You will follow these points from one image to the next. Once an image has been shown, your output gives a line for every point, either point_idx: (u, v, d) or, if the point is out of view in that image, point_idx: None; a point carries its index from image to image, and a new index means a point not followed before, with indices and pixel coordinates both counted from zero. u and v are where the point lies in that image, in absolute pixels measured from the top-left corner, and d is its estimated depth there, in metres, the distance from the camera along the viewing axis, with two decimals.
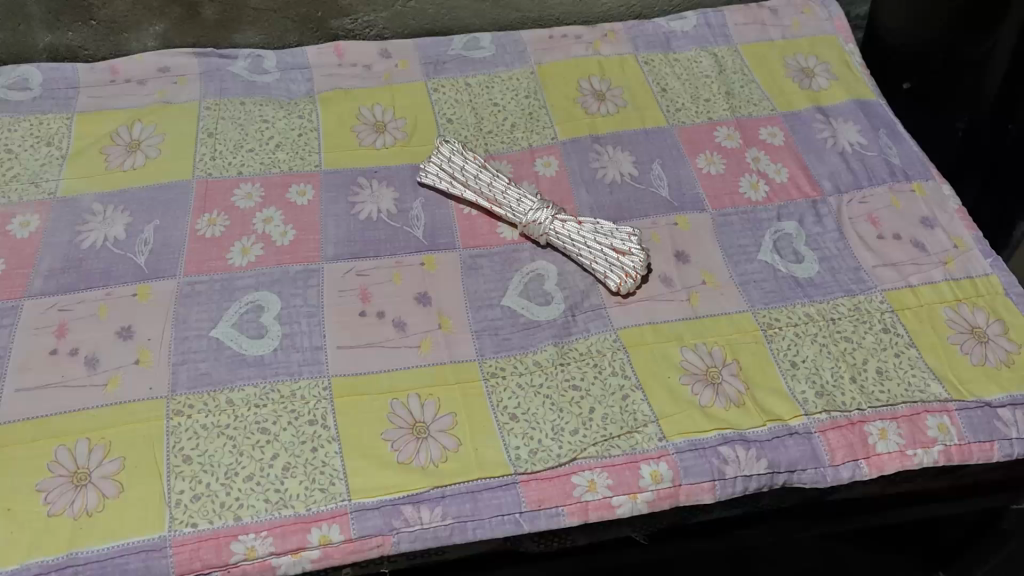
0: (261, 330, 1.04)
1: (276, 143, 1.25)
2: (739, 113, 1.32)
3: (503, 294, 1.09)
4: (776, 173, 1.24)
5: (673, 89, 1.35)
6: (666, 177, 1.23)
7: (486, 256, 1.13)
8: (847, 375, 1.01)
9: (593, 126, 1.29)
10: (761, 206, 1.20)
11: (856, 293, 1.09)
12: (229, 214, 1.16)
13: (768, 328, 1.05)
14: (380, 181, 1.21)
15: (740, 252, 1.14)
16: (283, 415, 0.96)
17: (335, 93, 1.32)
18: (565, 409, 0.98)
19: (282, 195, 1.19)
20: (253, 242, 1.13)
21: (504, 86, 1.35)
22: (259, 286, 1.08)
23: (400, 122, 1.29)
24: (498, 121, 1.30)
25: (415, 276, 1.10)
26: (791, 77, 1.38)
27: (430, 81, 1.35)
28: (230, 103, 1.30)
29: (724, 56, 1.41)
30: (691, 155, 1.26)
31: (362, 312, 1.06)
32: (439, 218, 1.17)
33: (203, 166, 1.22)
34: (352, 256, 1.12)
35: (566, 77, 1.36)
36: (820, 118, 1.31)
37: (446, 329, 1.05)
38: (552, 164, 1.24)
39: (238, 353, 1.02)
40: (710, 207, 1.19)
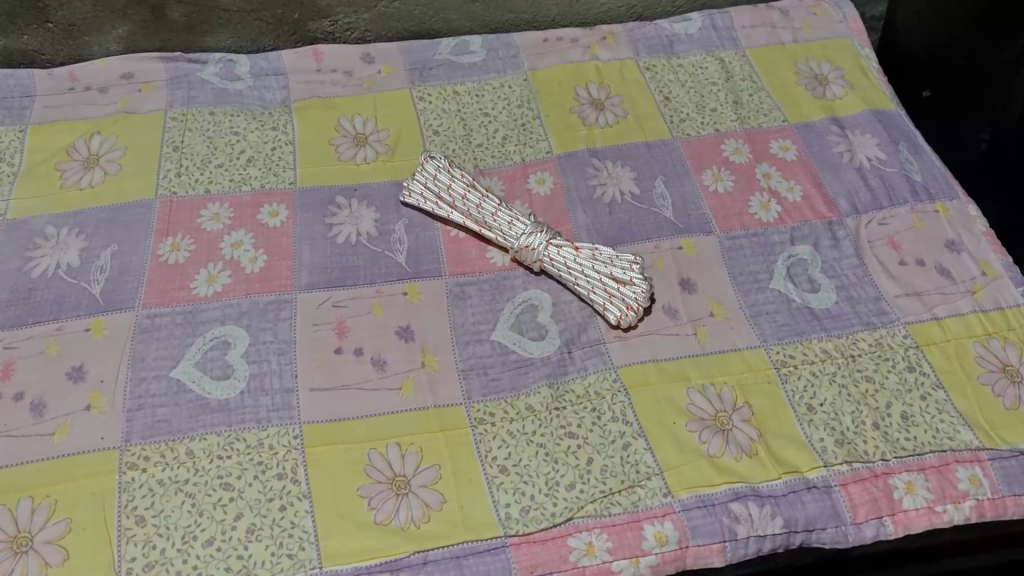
0: (227, 370, 0.95)
1: (248, 157, 1.16)
2: (748, 124, 1.22)
3: (493, 328, 1.00)
4: (788, 192, 1.14)
5: (677, 98, 1.26)
6: (669, 195, 1.13)
7: (474, 284, 1.04)
8: (869, 421, 0.92)
9: (591, 139, 1.20)
10: (772, 228, 1.10)
11: (878, 326, 1.00)
12: (195, 237, 1.07)
13: (782, 366, 0.97)
14: (361, 200, 1.12)
15: (750, 279, 1.05)
16: (249, 468, 0.87)
17: (312, 102, 1.23)
18: (560, 461, 0.89)
19: (253, 216, 1.09)
20: (221, 269, 1.04)
21: (495, 94, 1.25)
22: (225, 319, 0.99)
23: (382, 134, 1.19)
24: (489, 132, 1.21)
25: (396, 307, 1.01)
26: (803, 85, 1.28)
27: (416, 89, 1.25)
28: (198, 114, 1.20)
29: (732, 61, 1.31)
30: (697, 171, 1.16)
31: (338, 349, 0.97)
32: (424, 241, 1.08)
33: (167, 184, 1.12)
34: (327, 285, 1.03)
35: (562, 85, 1.26)
36: (835, 130, 1.21)
37: (429, 368, 0.96)
38: (547, 180, 1.15)
39: (201, 396, 0.93)
40: (717, 229, 1.10)
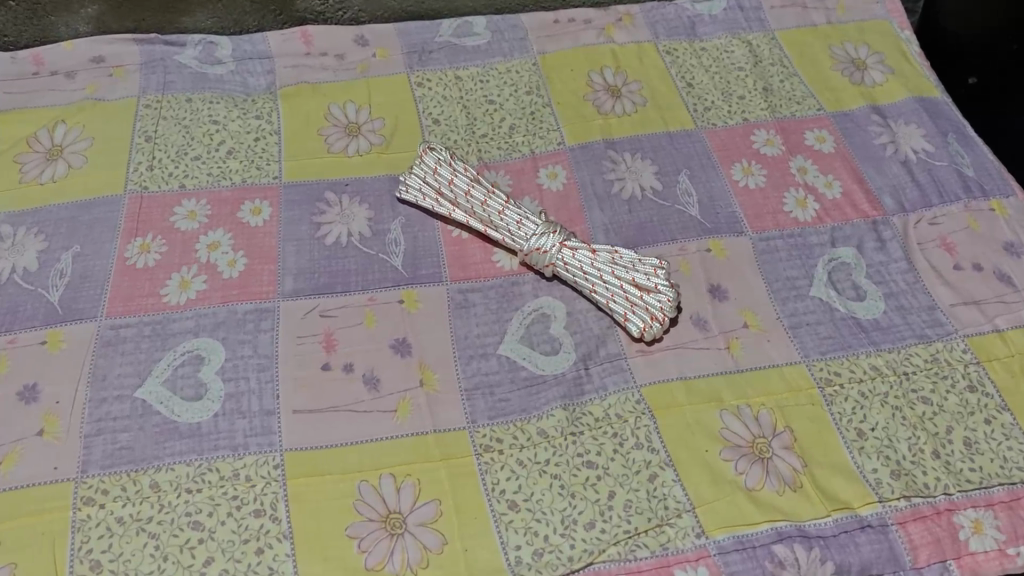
0: (199, 390, 0.84)
1: (228, 149, 1.04)
2: (780, 113, 1.11)
3: (499, 340, 0.89)
4: (827, 187, 1.03)
5: (700, 84, 1.14)
6: (694, 191, 1.02)
7: (478, 291, 0.93)
8: (929, 449, 0.82)
9: (607, 128, 1.09)
10: (810, 227, 0.99)
11: (932, 339, 0.90)
12: (167, 238, 0.96)
13: (827, 386, 0.86)
14: (353, 197, 1.01)
15: (787, 286, 0.94)
16: (221, 503, 0.76)
17: (300, 88, 1.11)
18: (578, 496, 0.78)
19: (232, 213, 0.98)
20: (195, 274, 0.93)
21: (500, 80, 1.14)
22: (199, 330, 0.88)
23: (377, 124, 1.08)
24: (495, 122, 1.09)
25: (391, 317, 0.90)
26: (839, 71, 1.17)
27: (414, 74, 1.14)
28: (173, 101, 1.09)
29: (760, 45, 1.20)
30: (725, 164, 1.05)
31: (325, 365, 0.86)
32: (422, 243, 0.97)
33: (137, 178, 1.01)
34: (314, 291, 0.92)
35: (573, 70, 1.15)
36: (876, 120, 1.10)
37: (428, 387, 0.85)
38: (559, 175, 1.04)
39: (168, 419, 0.82)
40: (749, 230, 0.99)
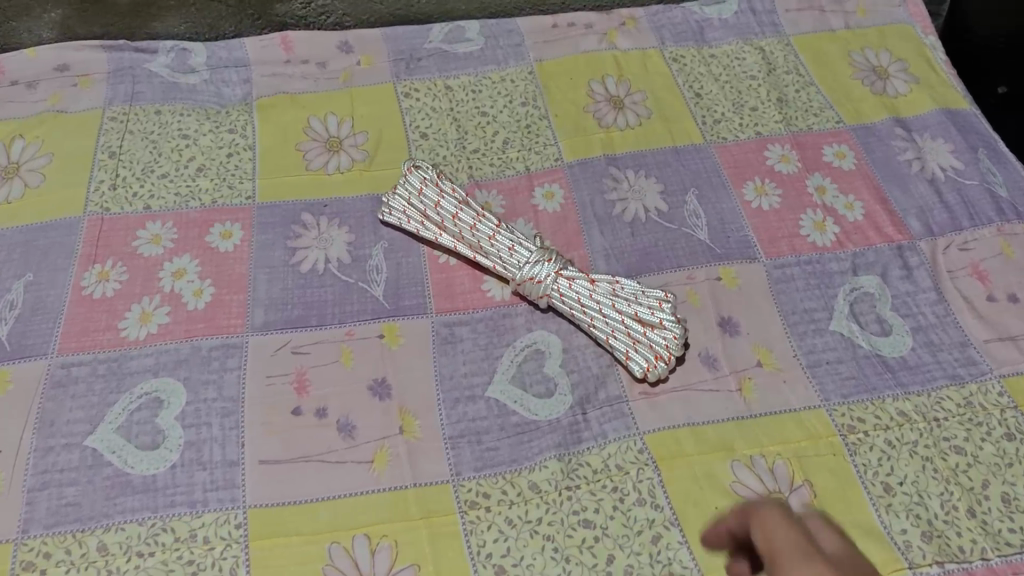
0: (156, 437, 0.76)
1: (198, 166, 0.97)
2: (795, 125, 1.03)
3: (488, 380, 0.81)
4: (847, 209, 0.95)
5: (709, 94, 1.06)
6: (703, 213, 0.94)
7: (466, 324, 0.85)
8: (963, 507, 0.73)
9: (608, 143, 1.00)
10: (829, 253, 0.91)
11: (965, 380, 0.82)
12: (127, 265, 0.88)
13: (849, 434, 0.78)
14: (332, 219, 0.93)
15: (805, 319, 0.86)
16: (175, 569, 0.69)
17: (277, 99, 1.03)
18: (573, 561, 0.70)
19: (199, 237, 0.90)
20: (157, 305, 0.85)
21: (494, 90, 1.06)
22: (158, 368, 0.80)
23: (360, 138, 1.00)
24: (487, 136, 1.01)
25: (370, 355, 0.82)
26: (859, 80, 1.08)
27: (401, 84, 1.06)
28: (141, 113, 1.01)
29: (774, 51, 1.11)
30: (737, 183, 0.97)
31: (296, 409, 0.78)
32: (406, 270, 0.89)
33: (98, 198, 0.93)
34: (286, 325, 0.84)
35: (572, 79, 1.07)
36: (900, 134, 1.02)
37: (409, 434, 0.77)
38: (556, 194, 0.96)
39: (120, 471, 0.74)
40: (763, 255, 0.91)
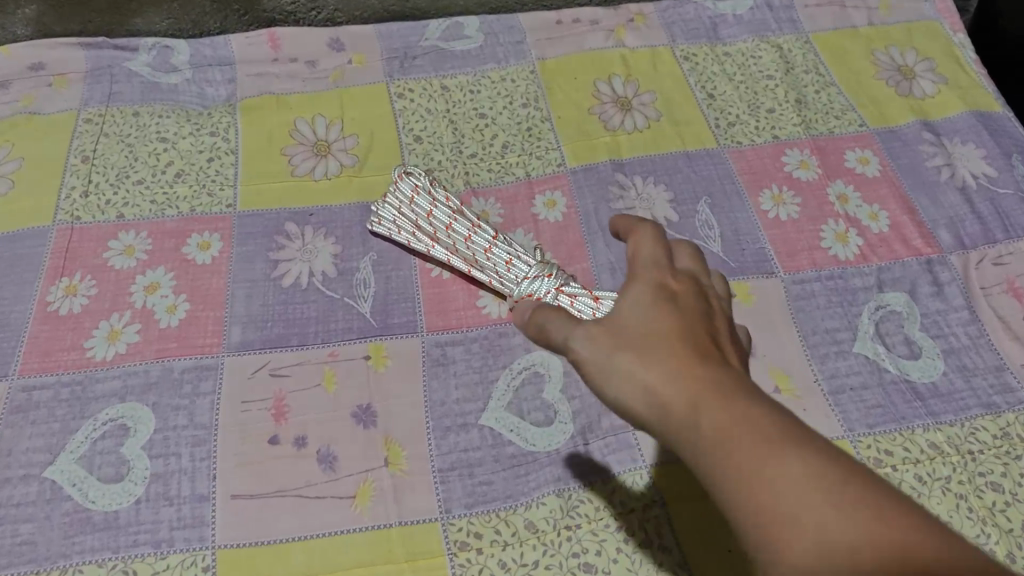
0: (121, 469, 0.70)
1: (176, 172, 0.91)
2: (815, 129, 0.96)
3: (481, 407, 0.75)
4: (871, 219, 0.88)
5: (723, 95, 1.00)
6: (716, 223, 0.88)
7: (460, 344, 0.79)
8: (1001, 551, 0.67)
9: (614, 147, 0.94)
10: (853, 267, 0.84)
11: (1002, 408, 0.75)
12: (97, 278, 0.82)
13: (875, 468, 0.71)
14: (317, 228, 0.87)
15: (827, 339, 0.79)
16: None
17: (263, 100, 0.97)
18: None
19: (175, 248, 0.84)
20: (128, 322, 0.79)
21: (493, 90, 1.00)
22: (126, 393, 0.74)
23: (350, 142, 0.94)
24: (485, 139, 0.95)
25: (355, 378, 0.76)
26: (883, 80, 1.02)
27: (394, 83, 1.00)
28: (117, 115, 0.95)
29: (792, 50, 1.05)
30: (753, 191, 0.90)
31: (273, 438, 0.72)
32: (396, 284, 0.83)
33: (68, 206, 0.87)
34: (265, 344, 0.78)
35: (577, 79, 1.00)
36: (928, 138, 0.95)
37: (395, 466, 0.71)
38: (558, 203, 0.89)
39: (81, 506, 0.68)
40: (781, 270, 0.84)
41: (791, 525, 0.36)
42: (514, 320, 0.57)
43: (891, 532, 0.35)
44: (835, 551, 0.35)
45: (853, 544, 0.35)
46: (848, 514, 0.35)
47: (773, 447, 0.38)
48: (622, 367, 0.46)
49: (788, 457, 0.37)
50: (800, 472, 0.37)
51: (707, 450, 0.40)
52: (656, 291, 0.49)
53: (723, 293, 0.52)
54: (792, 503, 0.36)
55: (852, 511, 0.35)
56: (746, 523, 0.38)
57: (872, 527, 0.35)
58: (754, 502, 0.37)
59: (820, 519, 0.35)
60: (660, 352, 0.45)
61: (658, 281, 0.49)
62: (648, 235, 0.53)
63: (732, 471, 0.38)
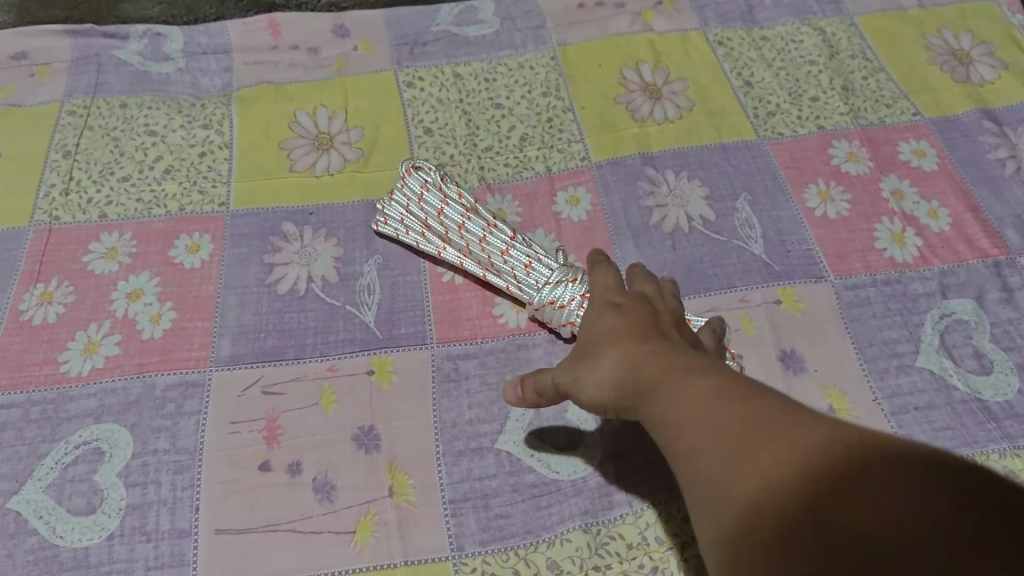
0: (94, 500, 0.63)
1: (164, 167, 0.83)
2: (864, 118, 0.87)
3: (498, 429, 0.67)
4: (930, 217, 0.80)
5: (761, 82, 0.91)
6: (757, 222, 0.79)
7: (474, 357, 0.71)
8: None
9: (643, 139, 0.86)
10: (911, 271, 0.76)
11: None
12: (75, 284, 0.74)
13: None
14: (318, 229, 0.79)
15: (885, 352, 0.71)
16: None
17: (259, 90, 0.90)
18: None
19: (162, 251, 0.77)
20: (106, 333, 0.71)
21: (510, 78, 0.91)
22: (102, 413, 0.67)
23: (355, 135, 0.86)
24: (502, 131, 0.87)
25: (357, 395, 0.68)
26: (937, 65, 0.93)
27: (402, 71, 0.92)
28: (103, 106, 0.88)
29: (836, 33, 0.96)
30: (797, 187, 0.82)
31: (264, 464, 0.64)
32: (404, 290, 0.75)
33: (47, 205, 0.80)
34: (257, 358, 0.70)
35: (602, 66, 0.92)
36: (989, 128, 0.86)
37: (401, 497, 0.63)
38: (582, 200, 0.81)
39: (47, 543, 0.61)
40: (831, 274, 0.76)
41: (718, 441, 0.41)
42: (509, 399, 0.57)
43: (807, 434, 0.39)
44: (758, 455, 0.39)
45: (772, 448, 0.39)
46: (767, 426, 0.40)
47: (700, 389, 0.43)
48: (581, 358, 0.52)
49: (712, 394, 0.43)
50: (722, 403, 0.42)
51: (651, 408, 0.45)
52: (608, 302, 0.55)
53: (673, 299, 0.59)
54: (718, 426, 0.41)
55: (769, 423, 0.40)
56: (684, 456, 0.42)
57: (792, 433, 0.39)
58: (688, 436, 0.42)
59: (742, 431, 0.40)
60: (610, 341, 0.51)
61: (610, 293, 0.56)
62: (603, 266, 0.61)
63: (669, 418, 0.44)
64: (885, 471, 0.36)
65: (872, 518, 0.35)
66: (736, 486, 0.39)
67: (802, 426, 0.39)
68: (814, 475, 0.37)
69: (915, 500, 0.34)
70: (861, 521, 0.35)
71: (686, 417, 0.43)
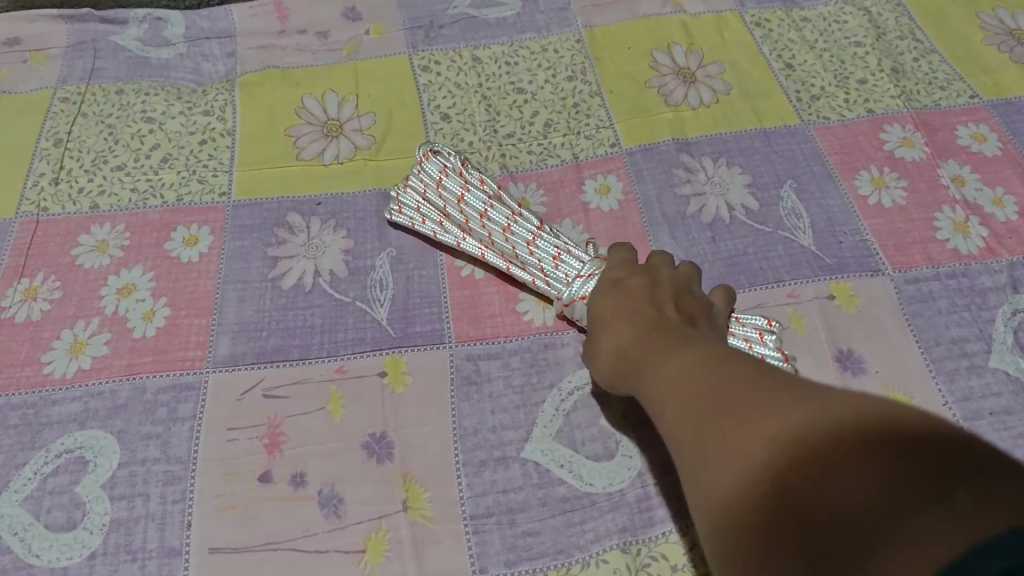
0: (76, 514, 0.56)
1: (162, 156, 0.77)
2: (917, 101, 0.81)
3: (525, 437, 0.60)
4: (996, 205, 0.72)
5: (804, 65, 0.85)
6: (805, 211, 0.73)
7: (498, 358, 0.64)
8: None
9: (677, 125, 0.79)
10: (977, 264, 0.69)
11: None
12: (62, 279, 0.68)
13: None
14: (326, 220, 0.72)
15: (954, 352, 0.64)
16: None
17: (265, 75, 0.84)
18: None
19: (156, 243, 0.71)
20: (94, 332, 0.65)
21: (533, 62, 0.85)
22: (86, 418, 0.61)
23: (366, 121, 0.80)
24: (525, 117, 0.81)
25: (369, 400, 0.61)
26: (993, 45, 0.85)
27: (416, 55, 0.86)
28: (98, 93, 0.82)
29: (882, 13, 0.89)
30: (848, 174, 0.75)
31: (265, 475, 0.58)
32: (419, 285, 0.68)
33: (34, 195, 0.74)
34: (258, 358, 0.64)
35: (631, 48, 0.86)
36: None
37: (416, 511, 0.57)
38: (613, 188, 0.75)
39: (22, 564, 0.54)
40: (889, 267, 0.69)
41: (700, 419, 0.39)
42: None
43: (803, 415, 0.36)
44: (742, 436, 0.37)
45: (746, 433, 0.37)
46: (763, 409, 0.37)
47: (693, 376, 0.42)
48: (609, 348, 0.52)
49: (704, 377, 0.42)
50: (711, 386, 0.41)
51: (659, 391, 0.44)
52: (629, 296, 0.54)
53: (687, 278, 0.57)
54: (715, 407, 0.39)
55: (752, 400, 0.38)
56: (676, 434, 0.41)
57: (774, 413, 0.37)
58: (674, 418, 0.42)
59: (722, 415, 0.39)
60: (622, 328, 0.52)
61: (627, 275, 0.58)
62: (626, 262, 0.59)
63: (675, 400, 0.42)
64: (871, 460, 0.32)
65: (853, 503, 0.32)
66: (712, 464, 0.38)
67: (789, 400, 0.37)
68: (788, 464, 0.34)
69: (894, 482, 0.31)
70: (834, 512, 0.32)
71: (677, 401, 0.42)
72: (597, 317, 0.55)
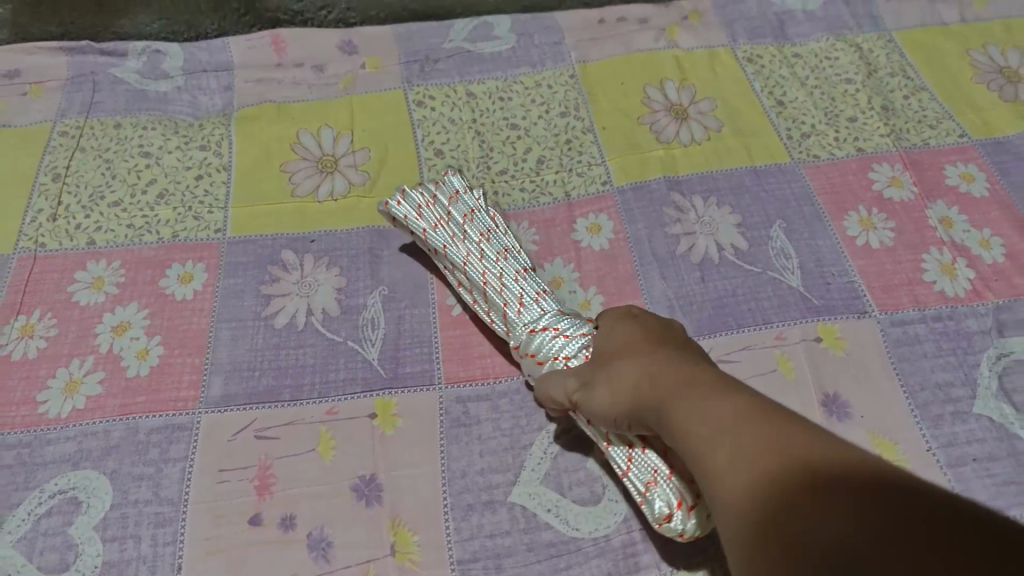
0: (68, 557, 0.57)
1: (158, 192, 0.78)
2: (907, 140, 0.81)
3: (513, 480, 0.61)
4: (983, 247, 0.73)
5: (795, 102, 0.85)
6: (794, 251, 0.73)
7: (487, 400, 0.65)
8: None
9: (668, 162, 0.80)
10: (963, 307, 0.69)
11: None
12: (57, 316, 0.69)
13: None
14: (319, 257, 0.73)
15: (939, 397, 0.64)
16: None
17: (262, 109, 0.85)
18: None
19: (151, 280, 0.72)
20: (89, 370, 0.66)
21: (527, 97, 0.86)
22: (80, 459, 0.61)
23: (361, 157, 0.81)
24: (517, 153, 0.82)
25: (359, 441, 0.62)
26: (982, 83, 0.86)
27: (411, 90, 0.87)
28: (97, 127, 0.83)
29: (873, 49, 0.90)
30: (837, 214, 0.76)
31: (255, 518, 0.59)
32: (410, 325, 0.69)
33: (33, 231, 0.75)
34: (251, 399, 0.64)
35: (624, 84, 0.87)
36: None
37: (404, 555, 0.57)
38: (603, 227, 0.75)
39: None
40: (876, 309, 0.69)
41: (725, 434, 0.42)
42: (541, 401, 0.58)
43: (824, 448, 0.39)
44: (768, 453, 0.40)
45: (762, 455, 0.40)
46: (788, 435, 0.40)
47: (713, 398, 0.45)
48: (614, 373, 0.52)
49: (719, 399, 0.44)
50: (732, 409, 0.43)
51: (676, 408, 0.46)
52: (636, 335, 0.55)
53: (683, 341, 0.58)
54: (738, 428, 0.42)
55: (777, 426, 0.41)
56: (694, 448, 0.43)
57: (783, 443, 0.39)
58: (693, 432, 0.44)
59: (741, 431, 0.41)
60: (629, 353, 0.53)
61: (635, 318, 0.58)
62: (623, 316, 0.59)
63: (693, 417, 0.44)
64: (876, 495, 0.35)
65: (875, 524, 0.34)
66: (736, 474, 0.40)
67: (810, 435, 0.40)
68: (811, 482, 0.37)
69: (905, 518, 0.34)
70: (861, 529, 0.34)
71: (690, 418, 0.44)
72: (600, 352, 0.55)
